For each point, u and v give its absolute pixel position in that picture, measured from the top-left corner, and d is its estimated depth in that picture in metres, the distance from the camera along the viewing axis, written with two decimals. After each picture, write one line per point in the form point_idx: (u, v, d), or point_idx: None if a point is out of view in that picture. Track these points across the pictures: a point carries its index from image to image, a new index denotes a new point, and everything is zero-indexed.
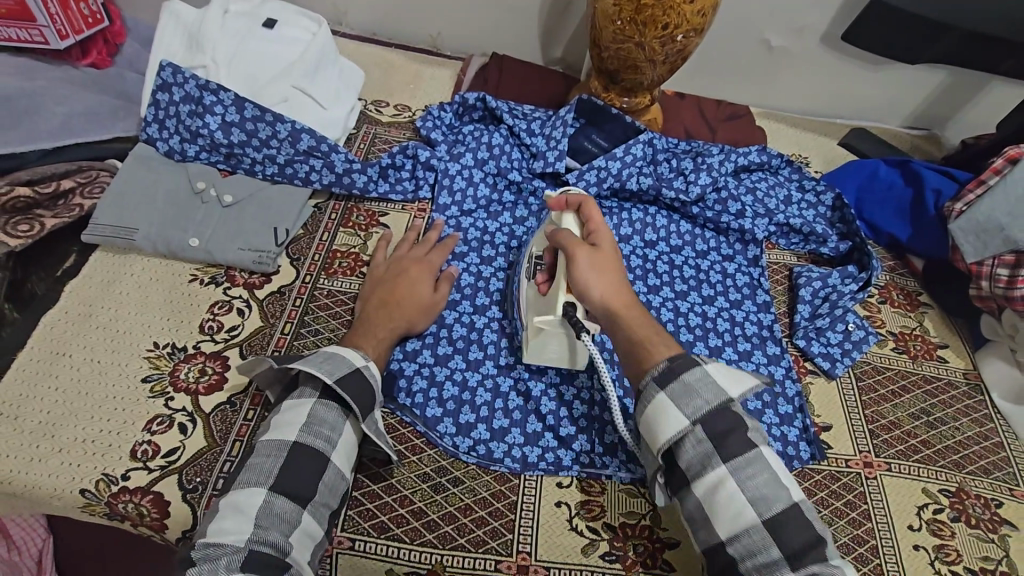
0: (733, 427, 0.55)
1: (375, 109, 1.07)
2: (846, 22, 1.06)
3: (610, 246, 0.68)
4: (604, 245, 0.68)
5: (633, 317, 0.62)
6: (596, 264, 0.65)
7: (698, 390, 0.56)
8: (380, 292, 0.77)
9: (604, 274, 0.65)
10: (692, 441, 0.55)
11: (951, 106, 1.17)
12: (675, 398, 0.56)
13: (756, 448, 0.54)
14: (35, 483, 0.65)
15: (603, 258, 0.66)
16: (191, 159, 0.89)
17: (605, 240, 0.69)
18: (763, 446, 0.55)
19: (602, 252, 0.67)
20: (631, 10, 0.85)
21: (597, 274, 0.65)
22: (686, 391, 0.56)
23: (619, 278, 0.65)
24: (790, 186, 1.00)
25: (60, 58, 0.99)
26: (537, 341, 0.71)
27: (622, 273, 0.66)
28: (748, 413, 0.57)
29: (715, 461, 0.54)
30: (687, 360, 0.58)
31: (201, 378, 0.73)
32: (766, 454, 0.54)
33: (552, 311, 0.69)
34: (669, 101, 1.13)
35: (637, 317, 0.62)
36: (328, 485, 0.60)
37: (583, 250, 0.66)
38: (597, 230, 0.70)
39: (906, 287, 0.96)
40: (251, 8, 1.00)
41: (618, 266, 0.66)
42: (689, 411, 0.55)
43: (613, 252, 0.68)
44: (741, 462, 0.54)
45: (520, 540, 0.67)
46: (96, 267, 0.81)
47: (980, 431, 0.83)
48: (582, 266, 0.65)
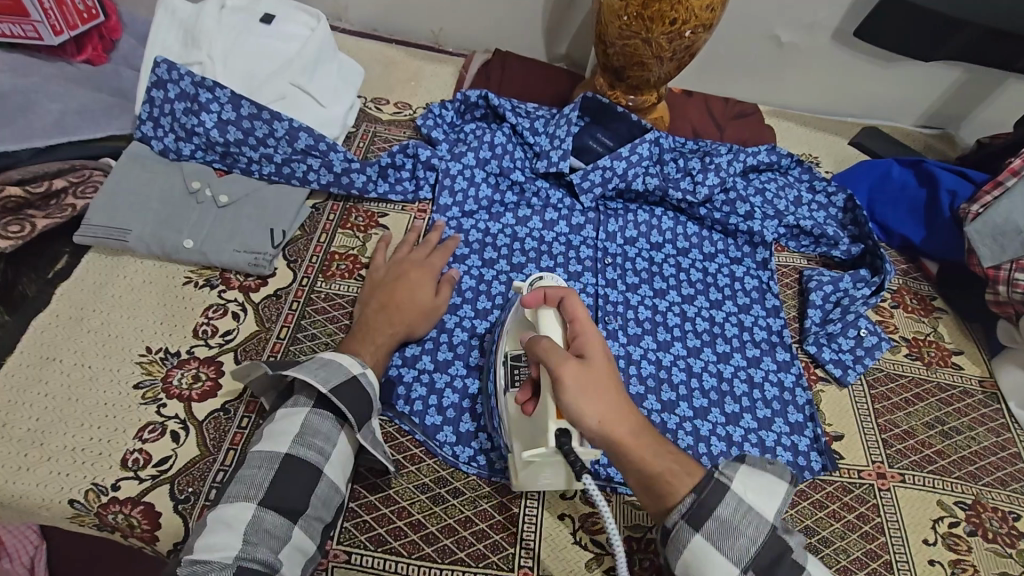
0: (779, 554, 0.52)
1: (375, 107, 1.04)
2: (859, 17, 1.03)
3: (603, 354, 0.59)
4: (595, 356, 0.58)
5: (642, 444, 0.55)
6: (593, 388, 0.55)
7: (737, 526, 0.53)
8: (378, 296, 0.75)
9: (599, 396, 0.55)
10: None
11: (965, 104, 1.14)
12: (714, 539, 0.52)
13: (806, 572, 0.52)
14: (23, 493, 0.63)
15: (597, 379, 0.56)
16: (186, 158, 0.87)
17: (597, 351, 0.59)
18: (810, 565, 0.52)
19: (596, 369, 0.57)
20: (638, 5, 0.82)
21: (594, 400, 0.55)
22: (724, 531, 0.52)
23: (616, 399, 0.56)
24: (801, 186, 0.98)
25: (54, 53, 0.97)
26: (527, 472, 0.63)
27: (620, 387, 0.57)
28: (788, 530, 0.54)
29: None
30: (715, 488, 0.54)
31: (194, 384, 0.71)
32: (815, 572, 0.52)
33: (544, 442, 0.59)
34: (676, 99, 1.11)
35: (645, 446, 0.55)
36: (321, 498, 0.58)
37: (573, 368, 0.56)
38: (585, 336, 0.60)
39: (919, 291, 0.93)
40: (249, 3, 0.98)
41: (613, 383, 0.57)
42: (733, 556, 0.52)
43: (605, 363, 0.58)
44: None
45: (521, 553, 0.65)
46: (88, 269, 0.79)
47: (996, 441, 0.80)
48: (577, 393, 0.55)
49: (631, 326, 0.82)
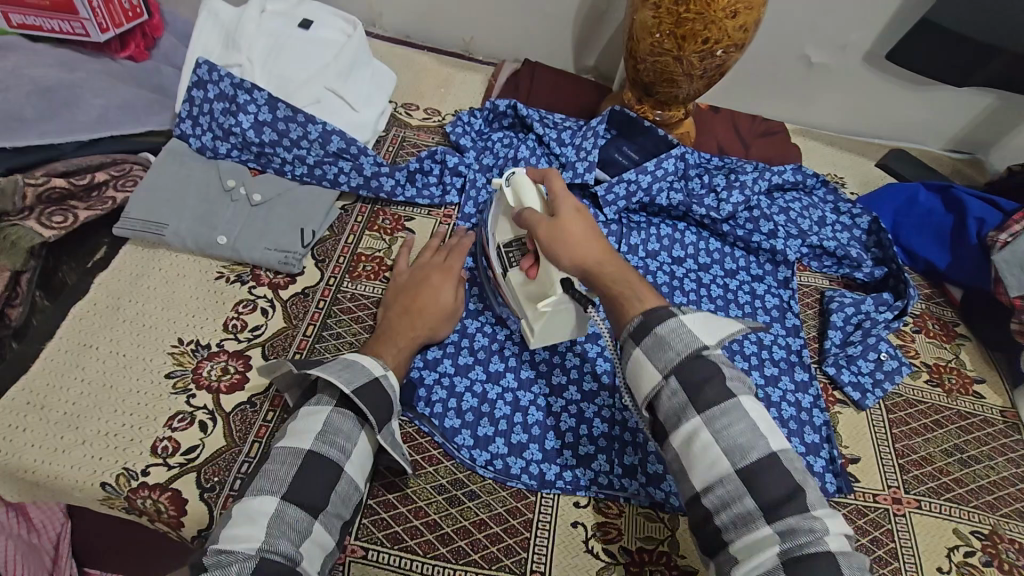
0: (710, 376, 0.53)
1: (405, 112, 1.06)
2: (891, 41, 1.03)
3: (575, 206, 0.67)
4: (564, 210, 0.66)
5: (603, 274, 0.62)
6: (561, 238, 0.64)
7: (671, 342, 0.54)
8: (402, 299, 0.77)
9: (571, 241, 0.64)
10: (667, 393, 0.54)
11: (995, 131, 1.13)
12: (650, 353, 0.55)
13: (734, 398, 0.52)
14: (57, 474, 0.66)
15: (565, 232, 0.64)
16: (222, 157, 0.89)
17: (567, 205, 0.67)
18: (743, 396, 0.52)
19: (562, 222, 0.65)
20: (671, 23, 0.83)
21: (565, 244, 0.64)
22: (660, 345, 0.54)
23: (586, 243, 0.64)
24: (825, 207, 0.98)
25: (99, 50, 1.01)
26: (543, 324, 0.71)
27: (592, 233, 0.65)
28: (726, 362, 0.54)
29: (691, 414, 0.52)
30: (661, 313, 0.56)
31: (223, 376, 0.74)
32: (744, 404, 0.52)
33: (553, 292, 0.69)
34: (702, 115, 1.11)
35: (608, 268, 0.62)
36: (340, 495, 0.60)
37: (544, 227, 0.66)
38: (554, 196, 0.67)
39: (941, 317, 0.93)
40: (289, 8, 1.01)
41: (584, 234, 0.64)
42: (661, 364, 0.54)
43: (573, 214, 0.66)
44: (718, 412, 0.51)
45: (534, 559, 0.66)
46: (126, 261, 0.82)
47: (1015, 473, 0.79)
48: (548, 242, 0.65)
49: None
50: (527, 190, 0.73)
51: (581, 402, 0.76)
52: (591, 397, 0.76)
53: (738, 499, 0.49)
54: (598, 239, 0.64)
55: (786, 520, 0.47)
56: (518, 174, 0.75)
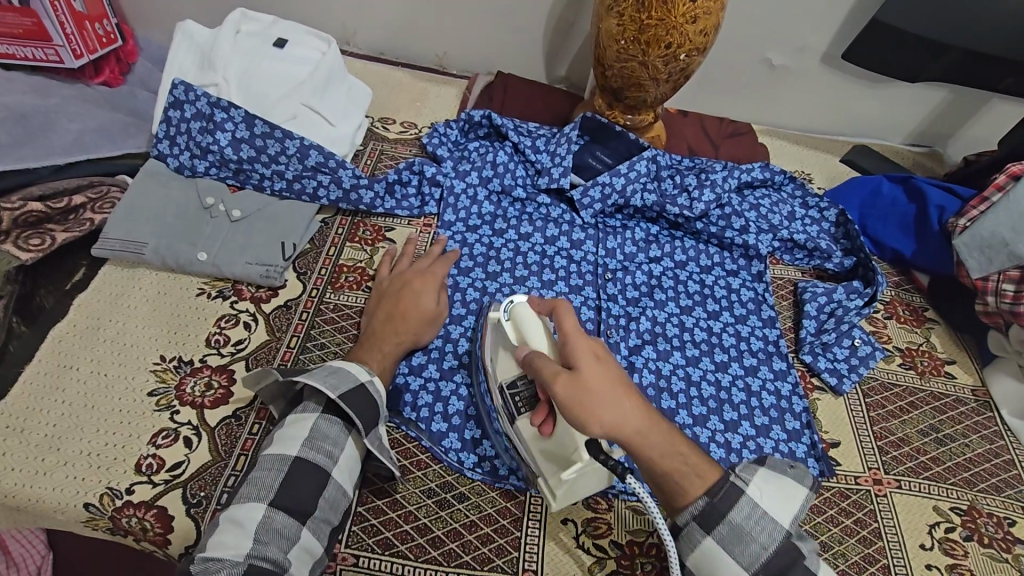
0: (791, 563, 0.53)
1: (382, 126, 1.08)
2: (846, 41, 1.08)
3: (598, 348, 0.58)
4: (583, 360, 0.56)
5: (649, 441, 0.55)
6: (591, 398, 0.54)
7: (750, 535, 0.54)
8: (384, 307, 0.77)
9: (606, 403, 0.54)
10: None
11: (951, 124, 1.18)
12: (723, 542, 0.54)
13: None
14: (38, 497, 0.65)
15: (595, 391, 0.54)
16: (201, 175, 0.90)
17: (584, 352, 0.57)
18: (821, 571, 0.54)
19: (586, 377, 0.55)
20: (635, 30, 0.87)
21: (592, 407, 0.54)
22: (736, 534, 0.54)
23: (621, 404, 0.55)
24: (794, 202, 1.01)
25: (73, 75, 1.02)
26: (566, 489, 0.65)
27: (621, 388, 0.55)
28: (801, 539, 0.55)
29: None
30: (730, 495, 0.55)
31: (206, 392, 0.73)
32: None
33: (578, 458, 0.62)
34: (671, 119, 1.15)
35: (653, 437, 0.55)
36: (328, 501, 0.60)
37: (566, 383, 0.56)
38: (568, 337, 0.58)
39: (911, 303, 0.96)
40: (263, 28, 1.03)
41: (618, 391, 0.55)
42: (744, 560, 0.54)
43: (595, 364, 0.56)
44: None
45: (525, 557, 0.66)
46: (105, 280, 0.82)
47: (990, 448, 0.82)
48: (570, 407, 0.55)
49: (631, 337, 0.84)
50: (534, 327, 0.67)
51: None
52: None
53: None
54: (630, 388, 0.56)
55: None
56: (523, 309, 0.69)
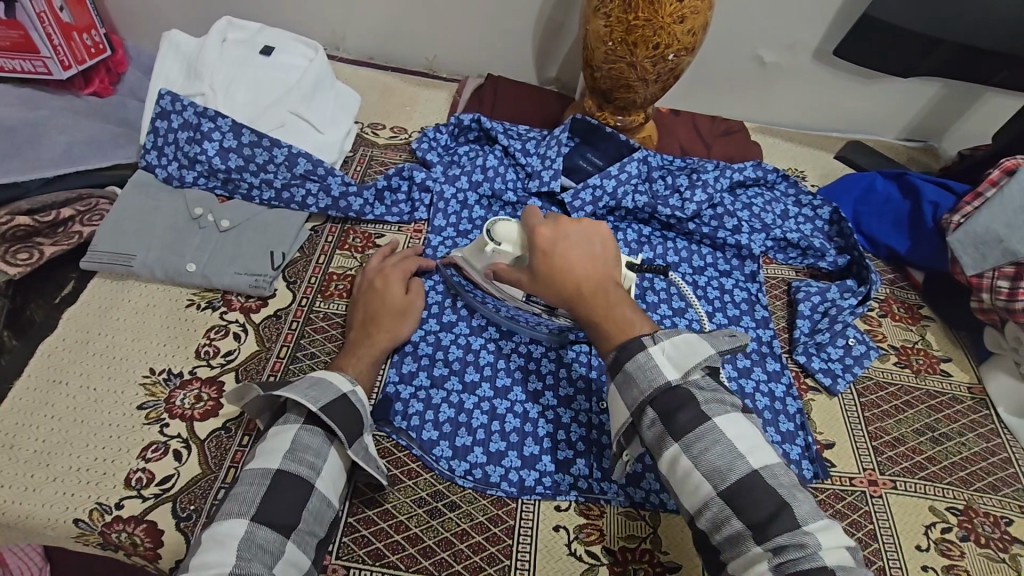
0: (683, 404, 0.54)
1: (372, 132, 1.08)
2: (837, 37, 1.07)
3: (542, 241, 0.66)
4: (541, 249, 0.66)
5: (588, 303, 0.62)
6: (543, 277, 0.65)
7: (638, 380, 0.56)
8: (360, 312, 0.78)
9: (550, 281, 0.64)
10: (647, 423, 0.56)
11: (945, 119, 1.18)
12: (620, 389, 0.58)
13: (709, 420, 0.53)
14: (28, 514, 0.65)
15: (543, 272, 0.65)
16: (189, 185, 0.90)
17: (543, 243, 0.66)
18: (719, 417, 0.53)
19: (541, 263, 0.65)
20: (622, 31, 0.86)
21: (542, 285, 0.65)
22: (628, 381, 0.57)
23: (563, 275, 0.63)
24: (787, 200, 1.00)
25: (62, 87, 1.01)
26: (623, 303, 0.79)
27: (567, 266, 0.64)
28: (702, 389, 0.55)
29: (668, 440, 0.54)
30: (631, 348, 0.57)
31: (196, 404, 0.73)
32: (721, 424, 0.53)
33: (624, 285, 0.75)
34: (663, 119, 1.14)
35: (591, 298, 0.62)
36: (313, 513, 0.60)
37: (528, 274, 0.67)
38: (533, 234, 0.67)
39: (906, 300, 0.96)
40: (250, 36, 1.03)
41: (560, 267, 0.64)
42: (630, 401, 0.57)
43: (549, 249, 0.65)
44: (693, 437, 0.53)
45: (517, 566, 0.66)
46: (94, 294, 0.82)
47: (986, 447, 0.81)
48: (532, 284, 0.67)
49: None
50: (508, 238, 0.72)
51: (558, 407, 0.76)
52: (567, 402, 0.77)
53: (728, 521, 0.50)
54: (564, 270, 0.64)
55: (776, 540, 0.48)
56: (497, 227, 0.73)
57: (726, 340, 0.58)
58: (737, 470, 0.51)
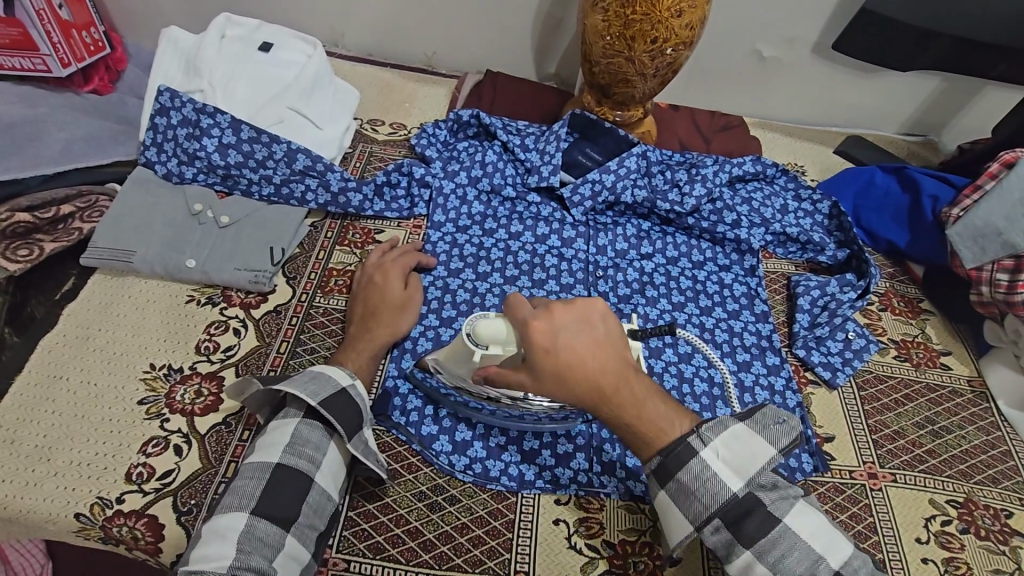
0: (751, 509, 0.54)
1: (371, 128, 1.08)
2: (836, 31, 1.07)
3: (541, 339, 0.54)
4: (542, 348, 0.54)
5: (617, 401, 0.55)
6: (553, 381, 0.54)
7: (694, 492, 0.55)
8: (359, 307, 0.78)
9: (562, 384, 0.54)
10: (710, 530, 0.55)
11: (945, 112, 1.17)
12: (674, 498, 0.56)
13: (782, 524, 0.53)
14: (30, 508, 0.65)
15: (551, 376, 0.54)
16: (189, 181, 0.90)
17: (541, 341, 0.54)
18: (789, 517, 0.54)
19: (546, 365, 0.53)
20: (620, 25, 0.86)
21: (551, 388, 0.54)
22: (683, 491, 0.56)
23: (581, 376, 0.53)
24: (787, 195, 1.00)
25: (62, 84, 1.02)
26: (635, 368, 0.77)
27: (581, 364, 0.53)
28: (767, 488, 0.55)
29: (741, 548, 0.54)
30: (681, 453, 0.55)
31: (197, 399, 0.73)
32: (795, 528, 0.53)
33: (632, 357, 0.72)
34: (662, 114, 1.14)
35: (618, 396, 0.54)
36: (313, 506, 0.60)
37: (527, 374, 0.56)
38: (524, 328, 0.55)
39: (906, 294, 0.95)
40: (248, 32, 1.03)
41: (574, 367, 0.53)
42: (690, 513, 0.56)
43: (553, 348, 0.54)
44: (767, 543, 0.53)
45: (517, 559, 0.66)
46: (94, 290, 0.82)
47: (986, 439, 0.81)
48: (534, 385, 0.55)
49: None
50: (494, 332, 0.63)
51: None
52: None
53: None
54: (579, 372, 0.53)
55: None
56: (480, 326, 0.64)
57: (780, 429, 0.57)
58: (818, 572, 0.52)
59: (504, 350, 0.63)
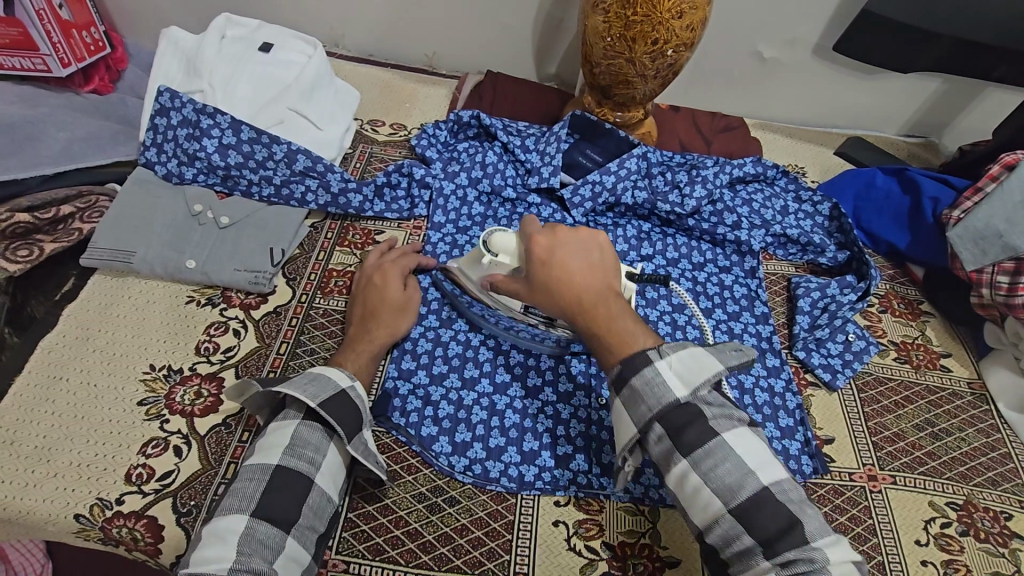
0: (691, 420, 0.54)
1: (371, 129, 1.08)
2: (837, 32, 1.06)
3: (539, 251, 0.66)
4: (541, 257, 0.66)
5: (590, 314, 0.62)
6: (543, 287, 0.64)
7: (643, 397, 0.55)
8: (358, 308, 0.78)
9: (547, 290, 0.64)
10: (654, 437, 0.56)
11: (946, 114, 1.17)
12: (626, 403, 0.57)
13: (718, 437, 0.53)
14: (30, 509, 0.65)
15: (542, 282, 0.65)
16: (189, 182, 0.90)
17: (539, 252, 0.66)
18: (726, 433, 0.53)
19: (539, 272, 0.65)
20: (621, 26, 0.86)
21: (541, 294, 0.65)
22: (635, 397, 0.56)
23: (564, 284, 0.63)
24: (787, 196, 1.00)
25: (62, 85, 1.01)
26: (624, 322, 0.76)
27: (567, 275, 0.63)
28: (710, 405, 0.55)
29: (677, 457, 0.54)
30: (640, 361, 0.57)
31: (196, 400, 0.73)
32: (730, 441, 0.53)
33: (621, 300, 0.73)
34: (663, 115, 1.14)
35: (592, 308, 0.62)
36: (313, 507, 0.60)
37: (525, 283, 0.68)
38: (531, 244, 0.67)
39: (906, 296, 0.96)
40: (248, 33, 1.03)
41: (559, 277, 0.64)
42: (637, 419, 0.56)
43: (547, 259, 0.65)
44: (702, 454, 0.52)
45: (516, 561, 0.66)
46: (94, 290, 0.82)
47: (986, 442, 0.81)
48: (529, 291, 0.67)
49: None
50: (506, 250, 0.72)
51: (558, 403, 0.76)
52: (567, 398, 0.77)
53: (738, 538, 0.50)
54: (563, 281, 0.63)
55: (786, 555, 0.48)
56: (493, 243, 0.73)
57: (735, 354, 0.58)
58: (747, 486, 0.51)
59: (510, 262, 0.71)
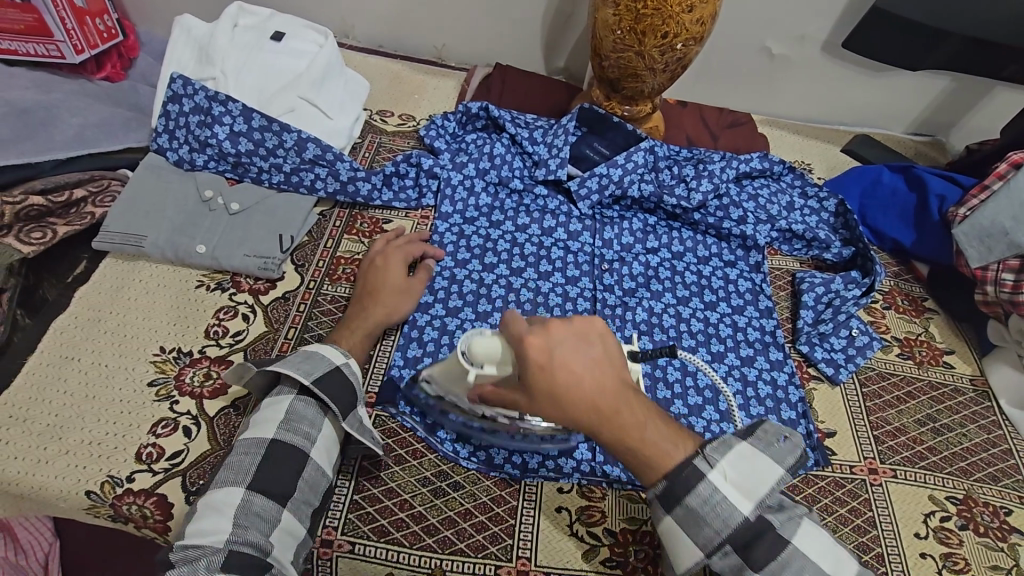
0: (761, 533, 0.53)
1: (380, 119, 1.08)
2: (845, 29, 1.07)
3: (537, 356, 0.52)
4: (539, 366, 0.52)
5: (617, 425, 0.53)
6: (551, 402, 0.52)
7: (705, 519, 0.54)
8: (358, 289, 0.80)
9: (558, 405, 0.52)
10: (719, 555, 0.54)
11: (955, 112, 1.17)
12: (683, 525, 0.55)
13: (789, 545, 0.53)
14: (42, 485, 0.66)
15: (549, 396, 0.52)
16: (200, 169, 0.91)
17: (536, 358, 0.53)
18: (796, 538, 0.54)
19: (540, 385, 0.52)
20: (630, 20, 0.86)
21: (549, 409, 0.53)
22: (694, 519, 0.54)
23: (579, 396, 0.52)
24: (793, 192, 1.01)
25: (75, 71, 1.03)
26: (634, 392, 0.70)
27: (578, 386, 0.52)
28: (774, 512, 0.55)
29: (748, 573, 0.53)
30: (692, 475, 0.54)
31: (205, 382, 0.74)
32: (801, 547, 0.53)
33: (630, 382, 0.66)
34: (670, 110, 1.14)
35: (617, 420, 0.53)
36: (308, 481, 0.61)
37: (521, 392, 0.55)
38: (521, 345, 0.54)
39: (911, 293, 0.96)
40: (260, 22, 1.04)
41: (572, 388, 0.52)
42: (700, 541, 0.54)
43: (549, 368, 0.52)
44: (775, 565, 0.53)
45: (519, 545, 0.67)
46: (106, 273, 0.83)
47: (987, 438, 0.82)
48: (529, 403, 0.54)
49: (626, 328, 0.84)
50: (485, 350, 0.60)
51: None
52: None
53: None
54: (575, 391, 0.52)
55: None
56: (472, 347, 0.61)
57: (786, 446, 0.57)
58: None
59: (498, 369, 0.59)
